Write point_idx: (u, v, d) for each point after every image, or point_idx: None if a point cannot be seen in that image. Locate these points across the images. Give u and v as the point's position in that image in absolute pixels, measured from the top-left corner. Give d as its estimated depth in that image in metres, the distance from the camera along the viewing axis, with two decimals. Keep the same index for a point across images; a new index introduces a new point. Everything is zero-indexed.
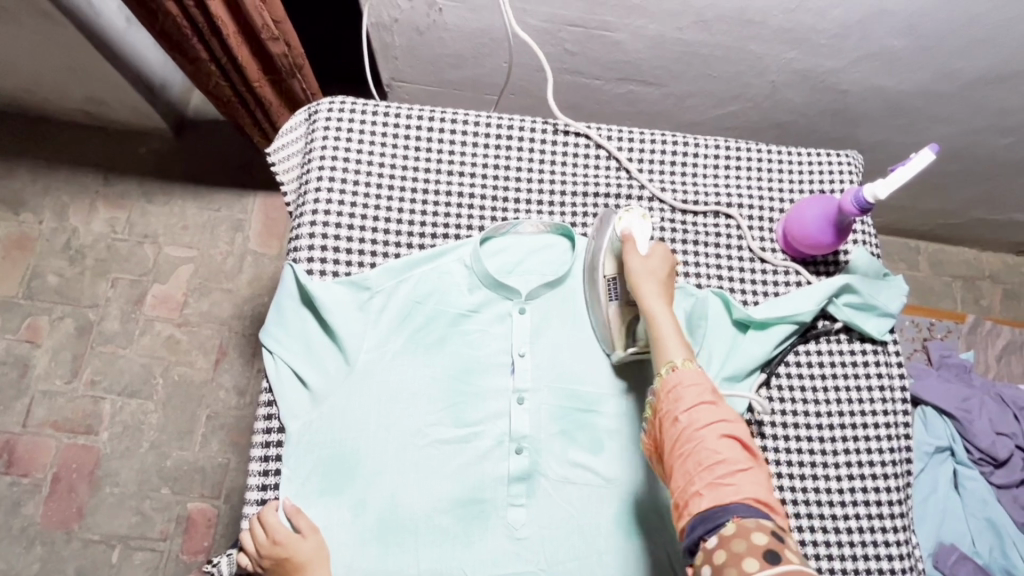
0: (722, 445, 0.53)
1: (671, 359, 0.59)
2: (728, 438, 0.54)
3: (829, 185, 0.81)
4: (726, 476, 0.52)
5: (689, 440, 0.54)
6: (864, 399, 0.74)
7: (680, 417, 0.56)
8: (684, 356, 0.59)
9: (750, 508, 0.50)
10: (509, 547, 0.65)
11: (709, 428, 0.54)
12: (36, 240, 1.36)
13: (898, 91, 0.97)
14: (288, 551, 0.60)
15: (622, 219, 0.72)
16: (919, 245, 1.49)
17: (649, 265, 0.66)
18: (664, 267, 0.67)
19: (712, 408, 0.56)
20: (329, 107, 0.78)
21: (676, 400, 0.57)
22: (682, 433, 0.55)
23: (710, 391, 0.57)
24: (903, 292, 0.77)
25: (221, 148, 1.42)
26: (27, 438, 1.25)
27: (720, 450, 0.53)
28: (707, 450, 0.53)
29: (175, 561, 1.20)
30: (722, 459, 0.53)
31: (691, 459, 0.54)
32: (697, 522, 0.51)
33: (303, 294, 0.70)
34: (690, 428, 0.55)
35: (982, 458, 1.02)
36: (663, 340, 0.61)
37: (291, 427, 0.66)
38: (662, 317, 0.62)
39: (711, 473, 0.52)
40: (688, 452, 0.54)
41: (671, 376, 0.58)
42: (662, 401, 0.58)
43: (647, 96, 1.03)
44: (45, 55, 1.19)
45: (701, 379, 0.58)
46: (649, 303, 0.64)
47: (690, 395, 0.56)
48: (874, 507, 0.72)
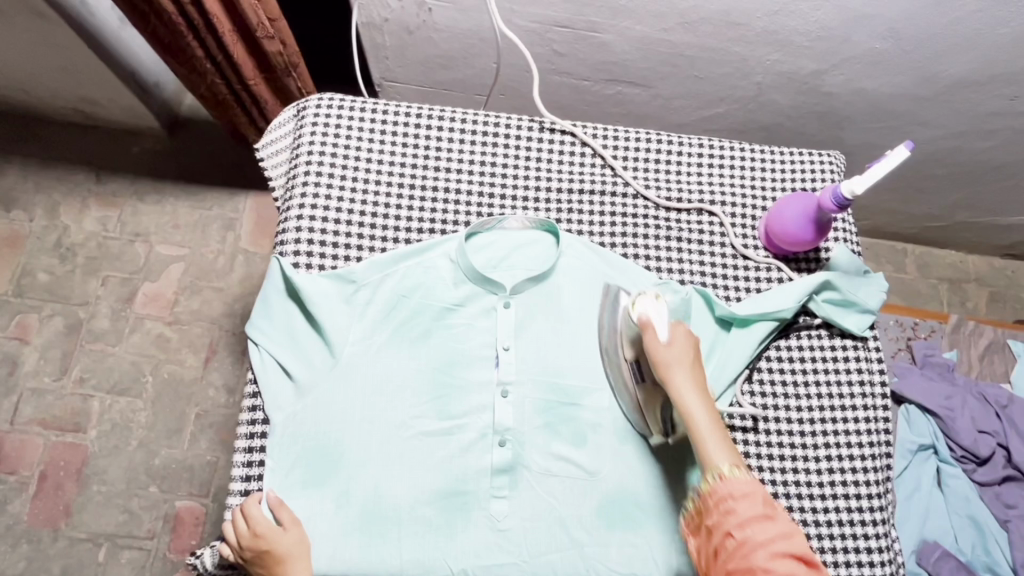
0: (779, 563, 0.52)
1: (717, 466, 0.58)
2: (786, 554, 0.53)
3: (810, 184, 0.82)
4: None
5: (742, 555, 0.54)
6: (844, 394, 0.75)
7: (732, 531, 0.55)
8: (731, 463, 0.58)
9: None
10: (491, 539, 0.66)
11: (764, 543, 0.53)
12: (27, 237, 1.36)
13: (881, 93, 0.98)
14: (270, 543, 0.61)
15: (636, 303, 0.68)
16: (905, 248, 1.51)
17: (672, 353, 0.64)
18: (687, 351, 0.64)
19: (767, 520, 0.55)
20: (317, 103, 0.79)
21: (726, 512, 0.56)
22: (735, 548, 0.54)
23: (763, 502, 0.56)
24: (883, 288, 0.78)
25: (214, 148, 1.42)
26: (14, 436, 1.24)
27: (774, 568, 0.52)
28: (761, 568, 0.52)
29: (163, 559, 1.20)
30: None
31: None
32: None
33: (289, 288, 0.71)
34: (744, 544, 0.54)
35: (965, 455, 1.03)
36: (706, 445, 0.59)
37: (276, 419, 0.67)
38: (702, 417, 0.61)
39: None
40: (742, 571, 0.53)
41: (719, 486, 0.57)
42: (711, 511, 0.57)
43: (635, 97, 1.05)
44: (38, 54, 1.19)
45: (750, 487, 0.56)
46: (684, 399, 0.62)
47: (741, 508, 0.55)
48: (854, 500, 0.72)
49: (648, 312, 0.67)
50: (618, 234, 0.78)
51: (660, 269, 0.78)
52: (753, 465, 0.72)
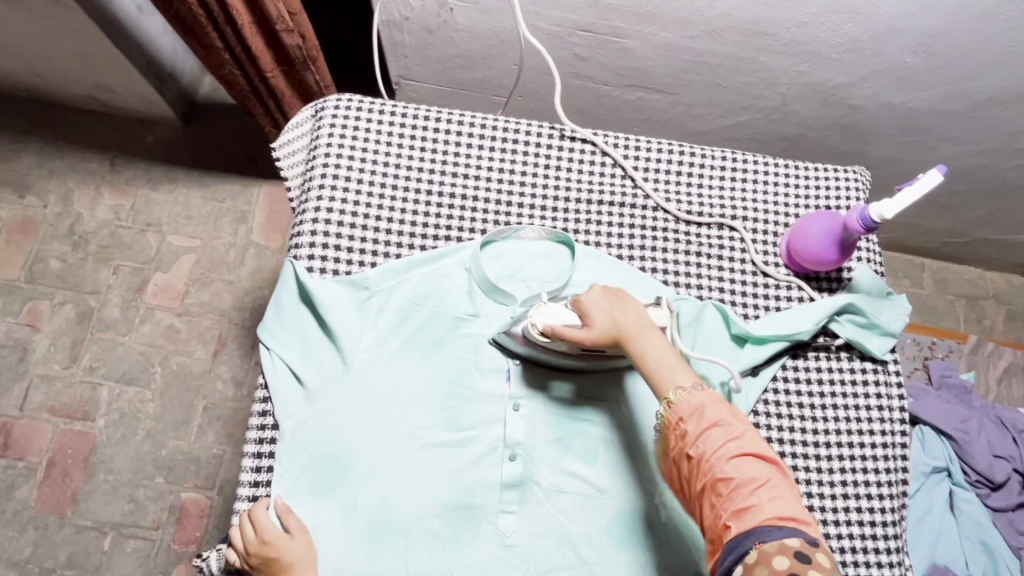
0: (735, 467, 0.52)
1: (666, 394, 0.58)
2: (742, 455, 0.53)
3: (834, 201, 0.80)
4: (748, 500, 0.51)
5: (704, 471, 0.53)
6: (861, 418, 0.74)
7: (690, 451, 0.55)
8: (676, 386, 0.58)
9: (778, 528, 0.49)
10: (498, 554, 0.65)
11: (721, 452, 0.53)
12: (40, 224, 1.36)
13: (909, 108, 0.96)
14: (276, 550, 0.60)
15: (537, 318, 0.66)
16: (923, 262, 1.48)
17: (599, 325, 0.62)
18: (610, 313, 0.63)
19: (718, 428, 0.54)
20: (335, 105, 0.78)
21: (682, 435, 0.55)
22: (698, 467, 0.54)
23: (711, 410, 0.55)
24: (906, 310, 0.76)
25: (228, 139, 1.42)
26: (23, 422, 1.25)
27: (734, 476, 0.52)
28: (722, 480, 0.52)
29: (167, 551, 1.20)
30: (738, 483, 0.52)
31: (712, 492, 0.53)
32: (728, 555, 0.50)
33: (302, 292, 0.70)
34: (703, 459, 0.54)
35: (979, 480, 1.02)
36: (654, 379, 0.59)
37: (285, 425, 0.66)
38: (653, 351, 0.60)
39: (732, 502, 0.51)
40: (708, 485, 0.53)
41: (671, 412, 0.56)
42: (669, 439, 0.57)
43: (656, 103, 1.03)
44: (56, 41, 1.19)
45: (699, 399, 0.56)
46: (635, 346, 0.61)
47: (692, 425, 0.55)
48: (869, 527, 0.71)
49: (551, 319, 0.65)
50: (636, 247, 0.77)
51: (678, 283, 0.76)
52: None
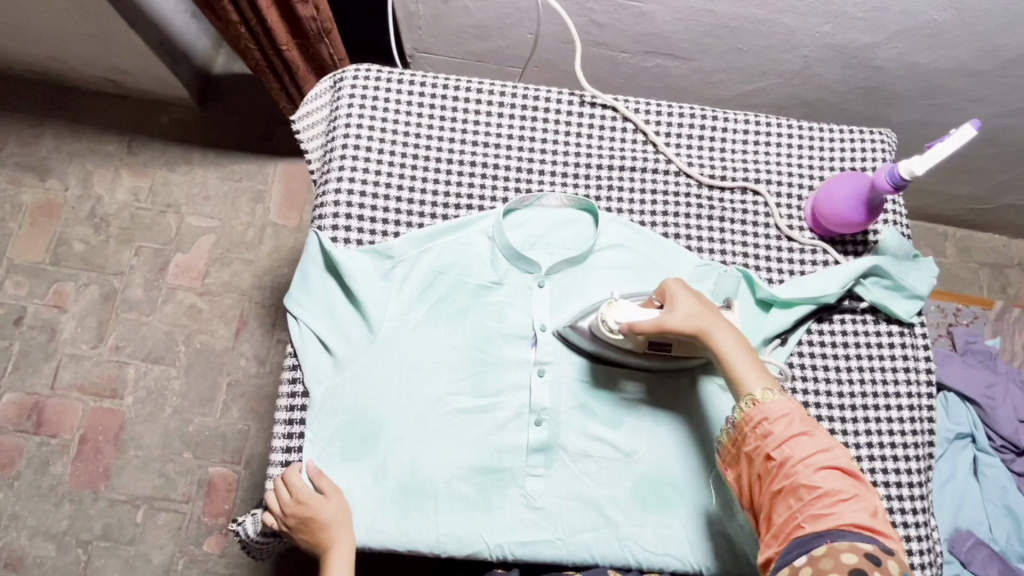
0: (821, 476, 0.54)
1: (750, 392, 0.58)
2: (828, 467, 0.54)
3: (860, 163, 0.79)
4: (828, 508, 0.52)
5: (786, 474, 0.55)
6: (888, 381, 0.73)
7: (772, 452, 0.56)
8: (763, 385, 0.58)
9: (854, 535, 0.51)
10: (526, 515, 0.66)
11: (807, 460, 0.55)
12: (62, 207, 1.38)
13: (935, 68, 0.94)
14: (314, 510, 0.62)
15: (608, 313, 0.65)
16: (945, 231, 1.45)
17: (681, 315, 0.62)
18: (693, 305, 0.62)
19: (806, 436, 0.56)
20: (354, 75, 0.77)
21: (765, 436, 0.56)
22: (780, 468, 0.55)
23: (799, 418, 0.57)
24: (933, 272, 0.75)
25: (242, 119, 1.42)
26: (55, 400, 1.28)
27: (819, 484, 0.53)
28: (805, 485, 0.54)
29: (198, 523, 1.23)
30: (823, 491, 0.53)
31: (791, 495, 0.54)
32: (793, 549, 0.52)
33: (327, 262, 0.71)
34: (786, 463, 0.55)
35: (1004, 445, 1.01)
36: (738, 374, 0.59)
37: (315, 392, 0.67)
38: (731, 346, 0.60)
39: (812, 507, 0.53)
40: (787, 488, 0.54)
41: (754, 410, 0.57)
42: (747, 436, 0.58)
43: (674, 70, 1.01)
44: (71, 22, 1.19)
45: (787, 408, 0.57)
46: (714, 340, 0.61)
47: (778, 428, 0.56)
48: (895, 489, 0.71)
49: (625, 316, 0.64)
50: (659, 213, 0.76)
51: (702, 249, 0.76)
52: None
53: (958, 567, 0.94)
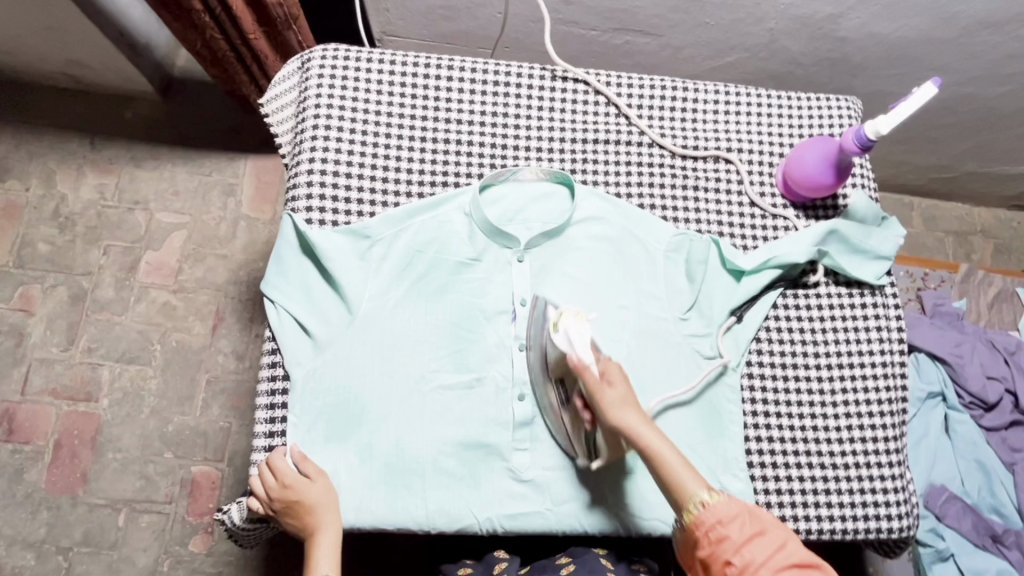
0: None
1: (697, 496, 0.57)
2: (789, 565, 0.53)
3: (828, 130, 0.81)
4: None
5: None
6: (860, 340, 0.75)
7: (731, 559, 0.54)
8: (708, 488, 0.57)
9: None
10: (514, 488, 0.67)
11: (766, 564, 0.53)
12: (24, 208, 1.33)
13: (897, 38, 0.96)
14: (298, 494, 0.62)
15: (560, 321, 0.63)
16: (912, 201, 1.49)
17: (615, 393, 0.61)
18: (627, 389, 0.61)
19: (761, 537, 0.55)
20: (321, 55, 0.76)
21: (720, 540, 0.55)
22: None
23: (750, 519, 0.56)
24: (898, 234, 0.78)
25: (209, 112, 1.39)
26: (26, 406, 1.25)
27: None
28: None
29: (182, 523, 1.21)
30: None
31: None
32: None
33: (303, 244, 0.70)
34: (748, 569, 0.53)
35: (973, 401, 1.04)
36: (679, 480, 0.58)
37: (296, 374, 0.67)
38: (660, 447, 0.59)
39: None
40: None
41: (705, 515, 0.56)
42: (701, 542, 0.56)
43: (644, 46, 1.02)
44: (23, 14, 1.15)
45: (735, 509, 0.56)
46: (649, 447, 0.59)
47: (733, 532, 0.55)
48: (870, 443, 0.73)
49: (576, 340, 0.62)
50: (633, 185, 0.77)
51: (677, 219, 0.77)
52: (772, 410, 0.73)
53: (933, 520, 0.98)
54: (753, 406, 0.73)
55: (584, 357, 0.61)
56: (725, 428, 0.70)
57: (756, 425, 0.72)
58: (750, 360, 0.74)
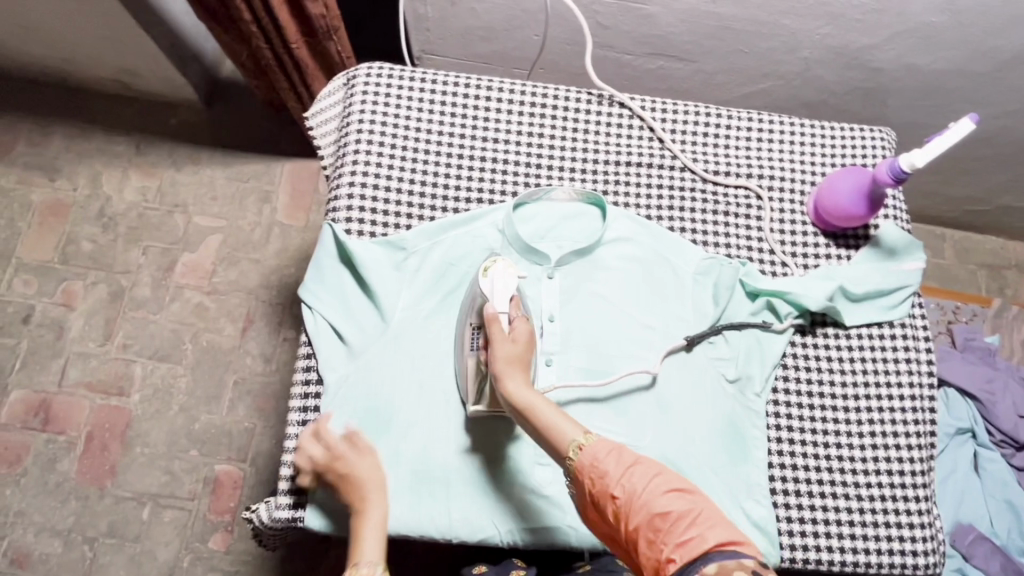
0: (668, 500, 0.52)
1: (573, 440, 0.57)
2: (669, 490, 0.52)
3: (861, 160, 0.81)
4: (688, 531, 0.50)
5: (636, 510, 0.52)
6: (889, 371, 0.75)
7: (615, 492, 0.53)
8: (583, 432, 0.57)
9: (721, 553, 0.48)
10: (536, 502, 0.67)
11: (646, 489, 0.53)
12: (70, 207, 1.39)
13: (933, 70, 0.96)
14: (343, 466, 0.62)
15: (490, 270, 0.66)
16: (944, 232, 1.47)
17: (506, 347, 0.62)
18: (524, 340, 0.63)
19: (638, 466, 0.54)
20: (367, 73, 0.79)
21: (602, 476, 0.54)
22: (627, 507, 0.53)
23: (625, 452, 0.55)
24: (919, 260, 0.76)
25: (250, 121, 1.44)
26: (62, 398, 1.29)
27: (667, 509, 0.51)
28: (657, 513, 0.51)
29: (204, 520, 1.24)
30: (673, 516, 0.51)
31: (648, 532, 0.51)
32: None
33: (341, 253, 0.72)
34: (631, 498, 0.52)
35: (1004, 440, 1.03)
36: (555, 427, 0.58)
37: (329, 379, 0.69)
38: (534, 399, 0.59)
39: (672, 535, 0.50)
40: (644, 526, 0.51)
41: (582, 457, 0.55)
42: (587, 483, 0.55)
43: (677, 71, 1.03)
44: (83, 24, 1.21)
45: (611, 444, 0.56)
46: (529, 406, 0.59)
47: (610, 465, 0.54)
48: (897, 477, 0.72)
49: (496, 283, 0.65)
50: (664, 207, 0.78)
51: (707, 243, 0.77)
52: (797, 438, 0.72)
53: (960, 560, 0.95)
54: (779, 433, 0.72)
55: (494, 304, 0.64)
56: (750, 454, 0.70)
57: (782, 453, 0.72)
58: (777, 387, 0.74)
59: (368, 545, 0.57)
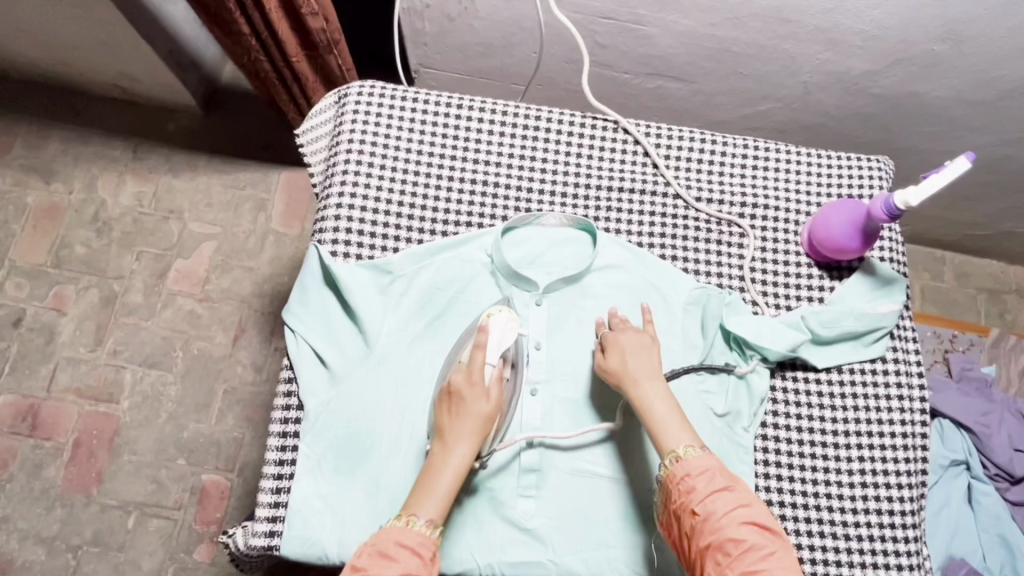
0: (745, 531, 0.55)
1: (674, 450, 0.60)
2: (747, 522, 0.56)
3: (858, 190, 0.80)
4: (756, 564, 0.54)
5: (711, 530, 0.56)
6: (881, 407, 0.73)
7: (696, 508, 0.57)
8: (687, 444, 0.60)
9: None
10: (517, 536, 0.66)
11: (728, 516, 0.56)
12: (65, 210, 1.39)
13: (934, 97, 0.95)
14: (456, 385, 0.62)
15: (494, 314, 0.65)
16: (944, 255, 1.46)
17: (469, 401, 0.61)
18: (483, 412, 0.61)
19: (726, 491, 0.58)
20: (358, 91, 0.78)
21: (688, 491, 0.58)
22: (703, 525, 0.56)
23: (720, 474, 0.58)
24: (897, 301, 0.75)
25: (247, 128, 1.44)
26: (50, 403, 1.28)
27: (745, 538, 0.55)
28: (732, 540, 0.55)
29: (189, 530, 1.22)
30: (748, 547, 0.55)
31: (717, 552, 0.55)
32: None
33: (326, 275, 0.71)
34: (710, 518, 0.56)
35: (999, 473, 1.01)
36: (663, 430, 0.61)
37: (310, 405, 0.67)
38: (653, 400, 0.62)
39: (740, 562, 0.54)
40: (714, 544, 0.55)
41: (677, 467, 0.59)
42: (673, 492, 0.59)
43: (676, 92, 1.02)
44: (82, 29, 1.21)
45: (707, 464, 0.59)
46: (642, 399, 0.62)
47: (700, 484, 0.58)
48: (887, 517, 0.70)
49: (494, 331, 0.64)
50: (656, 234, 0.77)
51: (699, 271, 0.76)
52: (785, 475, 0.71)
53: None
54: (766, 469, 0.71)
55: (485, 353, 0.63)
56: None
57: (769, 489, 0.70)
58: (765, 422, 0.72)
59: (433, 497, 0.58)
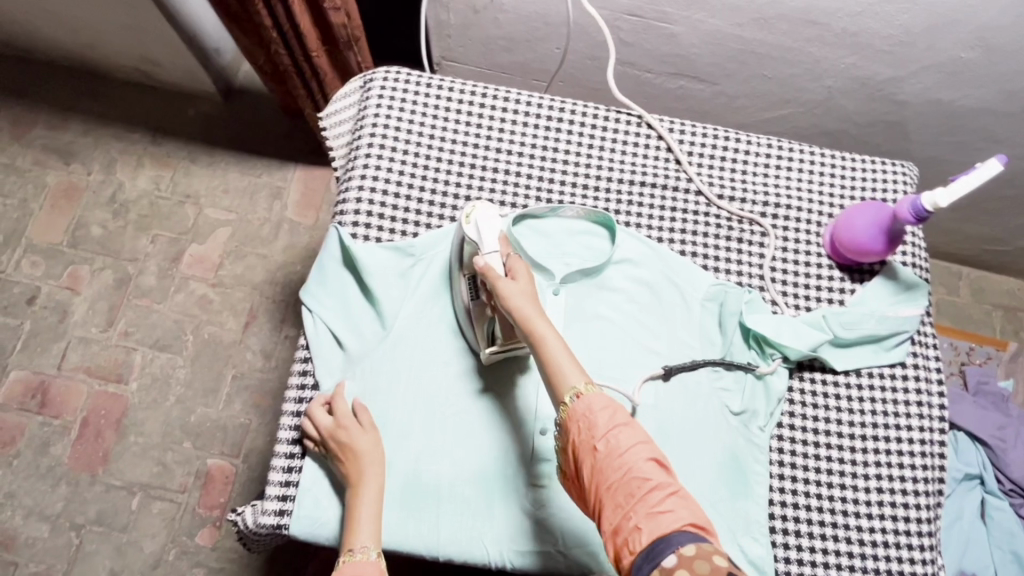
0: (647, 466, 0.51)
1: (574, 386, 0.55)
2: (649, 458, 0.52)
3: (881, 194, 0.79)
4: (660, 502, 0.49)
5: (613, 467, 0.51)
6: (899, 414, 0.72)
7: (597, 444, 0.53)
8: (586, 380, 0.56)
9: (691, 534, 0.47)
10: (528, 527, 0.65)
11: (630, 452, 0.52)
12: (83, 191, 1.40)
13: (960, 106, 0.94)
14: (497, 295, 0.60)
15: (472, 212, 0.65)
16: (960, 270, 1.45)
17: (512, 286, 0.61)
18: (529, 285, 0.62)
19: (628, 428, 0.53)
20: (384, 77, 0.79)
21: (590, 427, 0.53)
22: (605, 462, 0.52)
23: (622, 412, 0.55)
24: (919, 306, 0.74)
25: (266, 117, 1.45)
26: (60, 381, 1.29)
27: (647, 474, 0.51)
28: (633, 475, 0.51)
29: (192, 514, 1.22)
30: (651, 483, 0.50)
31: (617, 489, 0.51)
32: (642, 565, 0.47)
33: (346, 257, 0.71)
34: (612, 453, 0.52)
35: (1013, 489, 1.00)
36: (559, 368, 0.56)
37: (326, 385, 0.68)
38: (549, 339, 0.58)
39: (643, 499, 0.50)
40: (616, 481, 0.51)
41: (577, 404, 0.54)
42: (573, 430, 0.54)
43: (698, 93, 1.02)
44: (109, 12, 1.22)
45: (610, 400, 0.55)
46: (540, 337, 0.58)
47: (603, 420, 0.53)
48: (902, 524, 0.69)
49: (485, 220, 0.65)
50: (677, 230, 0.77)
51: (718, 269, 0.76)
52: (800, 477, 0.70)
53: None
54: (780, 470, 0.70)
55: (484, 251, 0.63)
56: (751, 490, 0.68)
57: (783, 491, 0.70)
58: (781, 422, 0.72)
59: (364, 525, 0.59)
